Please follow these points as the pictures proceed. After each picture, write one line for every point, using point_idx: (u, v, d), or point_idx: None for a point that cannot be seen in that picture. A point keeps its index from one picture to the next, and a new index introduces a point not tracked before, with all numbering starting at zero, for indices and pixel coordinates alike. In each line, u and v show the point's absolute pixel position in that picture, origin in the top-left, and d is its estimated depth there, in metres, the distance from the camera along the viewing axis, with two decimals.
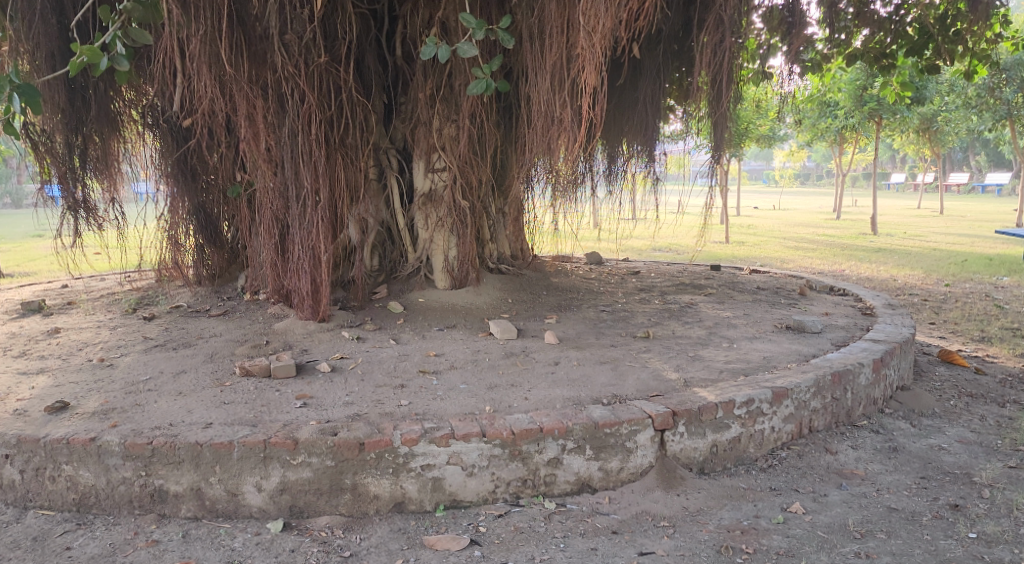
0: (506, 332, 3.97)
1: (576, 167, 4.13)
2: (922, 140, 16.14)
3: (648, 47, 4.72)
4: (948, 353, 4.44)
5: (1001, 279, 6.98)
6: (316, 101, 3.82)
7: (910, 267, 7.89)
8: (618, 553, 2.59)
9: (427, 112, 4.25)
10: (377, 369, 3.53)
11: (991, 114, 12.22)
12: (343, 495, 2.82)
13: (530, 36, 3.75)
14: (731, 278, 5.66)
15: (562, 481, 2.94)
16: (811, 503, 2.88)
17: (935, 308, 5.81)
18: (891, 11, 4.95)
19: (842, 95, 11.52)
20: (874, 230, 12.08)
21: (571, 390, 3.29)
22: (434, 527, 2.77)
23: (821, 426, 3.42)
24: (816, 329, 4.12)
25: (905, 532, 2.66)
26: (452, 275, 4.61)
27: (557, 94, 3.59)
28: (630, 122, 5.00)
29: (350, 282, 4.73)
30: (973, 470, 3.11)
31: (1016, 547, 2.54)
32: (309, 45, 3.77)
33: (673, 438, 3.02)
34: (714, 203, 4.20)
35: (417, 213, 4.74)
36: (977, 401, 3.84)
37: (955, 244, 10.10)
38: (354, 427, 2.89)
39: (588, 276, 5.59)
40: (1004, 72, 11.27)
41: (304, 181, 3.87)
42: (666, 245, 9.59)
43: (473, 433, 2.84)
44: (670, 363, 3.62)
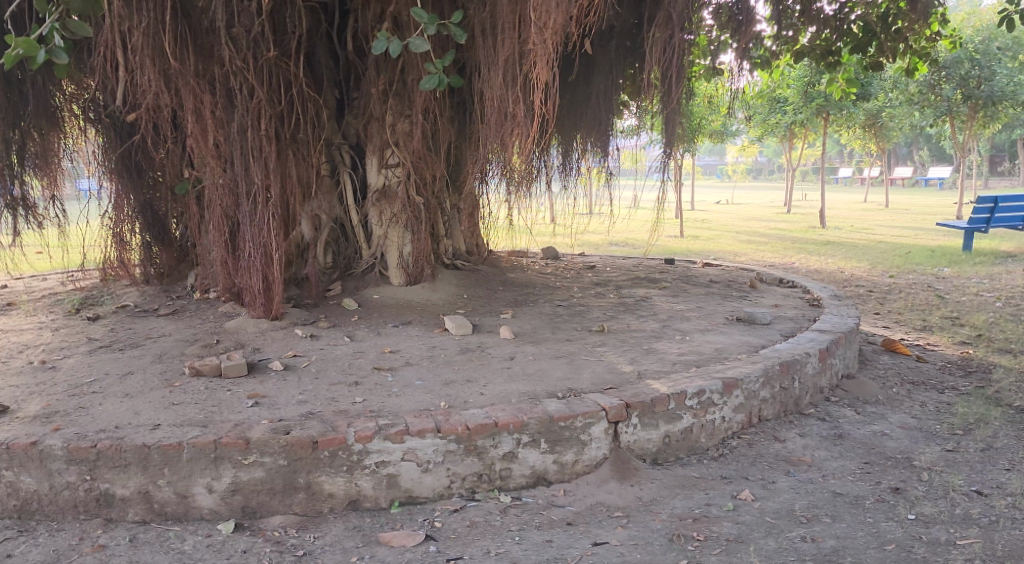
0: (461, 328, 3.97)
1: (529, 164, 4.15)
2: (869, 135, 16.54)
3: (601, 43, 4.76)
4: (891, 342, 4.56)
5: (942, 270, 7.22)
6: (265, 96, 3.76)
7: (857, 259, 8.12)
8: (573, 544, 2.61)
9: (380, 107, 4.21)
10: (331, 366, 3.50)
11: (933, 110, 12.73)
12: (297, 495, 2.79)
13: (482, 32, 3.77)
14: (684, 272, 5.75)
15: (517, 475, 2.95)
16: (760, 490, 2.95)
17: (880, 298, 5.98)
18: (837, 9, 5.04)
19: (792, 91, 11.76)
20: (823, 223, 12.39)
21: (526, 384, 3.30)
22: (390, 524, 2.76)
23: (770, 415, 3.50)
24: (765, 321, 4.21)
25: (849, 516, 2.74)
26: (407, 272, 4.59)
27: (510, 90, 3.58)
28: (584, 118, 5.03)
29: (304, 280, 4.66)
30: (913, 454, 3.22)
31: (952, 527, 2.63)
32: (257, 38, 3.69)
33: (626, 429, 3.07)
34: (666, 197, 4.23)
35: (371, 210, 4.69)
36: (918, 388, 3.97)
37: (899, 236, 10.42)
38: (307, 425, 2.87)
39: (544, 271, 5.62)
40: (942, 70, 12.03)
41: (255, 177, 3.81)
42: (623, 240, 9.63)
43: (428, 429, 2.85)
44: (625, 356, 3.67)
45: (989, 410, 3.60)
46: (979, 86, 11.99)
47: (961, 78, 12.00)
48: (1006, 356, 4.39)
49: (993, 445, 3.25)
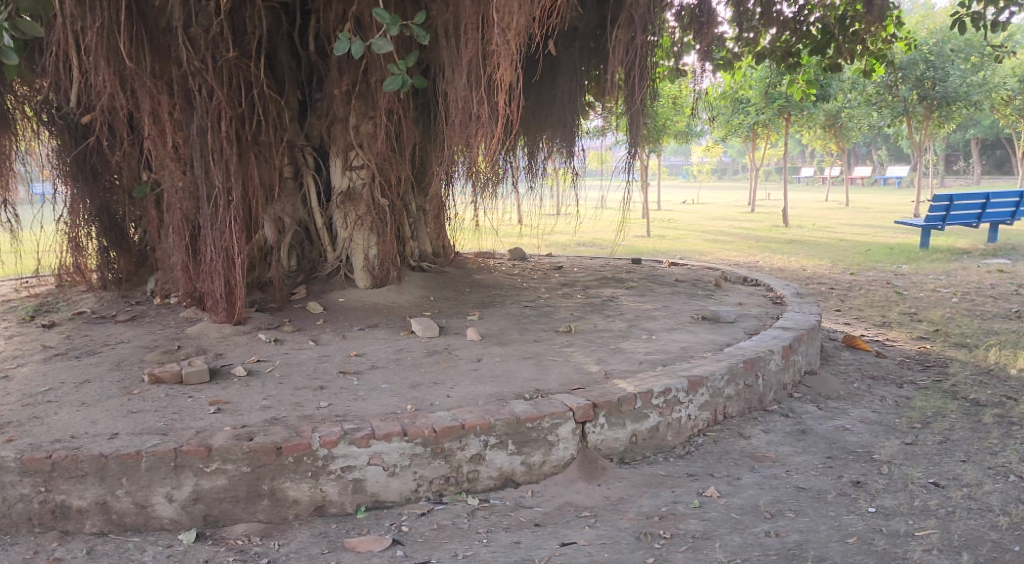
0: (427, 330, 3.95)
1: (495, 166, 4.14)
2: (829, 136, 16.86)
3: (565, 45, 4.78)
4: (852, 338, 4.64)
5: (900, 267, 7.37)
6: (225, 97, 3.70)
7: (820, 257, 8.26)
8: (540, 544, 2.61)
9: (344, 109, 4.18)
10: (296, 371, 3.46)
11: (891, 110, 13.02)
12: (261, 502, 2.75)
13: (446, 33, 3.75)
14: (651, 271, 5.79)
15: (485, 477, 2.94)
16: (726, 487, 2.98)
17: (841, 295, 6.09)
18: (796, 12, 5.11)
19: (754, 92, 11.94)
20: (785, 222, 12.58)
21: (493, 386, 3.30)
22: (356, 529, 2.73)
23: (735, 412, 3.54)
24: (730, 319, 4.26)
25: (812, 510, 2.78)
26: (372, 274, 4.57)
27: (474, 91, 3.57)
28: (549, 118, 5.04)
29: (267, 284, 4.59)
30: (874, 448, 3.28)
31: (911, 519, 2.68)
32: (216, 39, 3.63)
33: (594, 429, 3.08)
34: (632, 197, 4.24)
35: (335, 212, 4.65)
36: (879, 383, 4.05)
37: (859, 234, 10.63)
38: (271, 431, 2.83)
39: (511, 272, 5.63)
40: (899, 71, 12.31)
41: (215, 180, 3.76)
42: (590, 240, 9.66)
43: (394, 432, 2.82)
44: (592, 356, 3.68)
45: (946, 404, 3.68)
46: (933, 87, 12.32)
47: (917, 79, 12.32)
48: (962, 350, 4.50)
49: (949, 437, 3.32)
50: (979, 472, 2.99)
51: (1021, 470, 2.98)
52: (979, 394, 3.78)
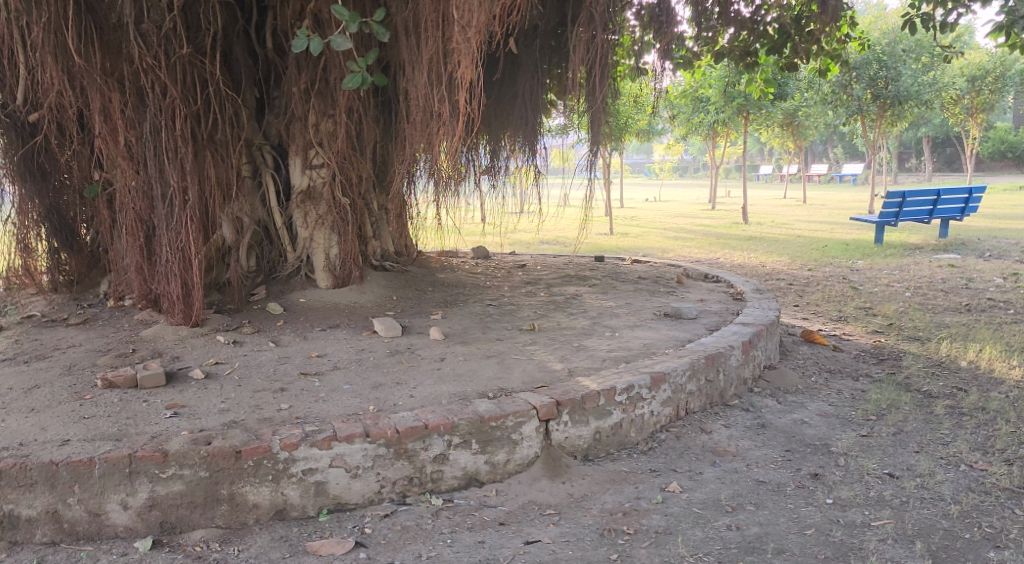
0: (390, 330, 3.92)
1: (457, 163, 4.12)
2: (787, 134, 17.16)
3: (525, 43, 4.77)
4: (810, 332, 4.73)
5: (856, 263, 7.54)
6: (180, 94, 3.63)
7: (779, 253, 8.40)
8: (504, 543, 2.60)
9: (302, 107, 4.13)
10: (255, 373, 3.40)
11: (846, 109, 13.34)
12: (220, 507, 2.70)
13: (405, 30, 3.71)
14: (613, 269, 5.83)
15: (449, 477, 2.93)
16: (688, 482, 3.01)
17: (799, 291, 6.20)
18: (753, 12, 5.18)
19: (714, 91, 12.10)
20: (745, 219, 12.78)
21: (457, 385, 3.28)
22: (318, 532, 2.69)
23: (697, 407, 3.58)
24: (691, 315, 4.31)
25: (772, 503, 2.83)
26: (334, 274, 4.52)
27: (435, 89, 3.55)
28: (509, 118, 5.06)
29: (225, 285, 4.50)
30: (831, 440, 3.35)
31: (866, 509, 2.74)
32: (169, 35, 3.55)
33: (557, 427, 3.09)
34: (594, 195, 4.26)
35: (295, 211, 4.58)
36: (835, 376, 4.14)
37: (816, 231, 10.84)
38: (229, 435, 2.78)
39: (474, 271, 5.61)
40: (853, 70, 12.59)
41: (170, 179, 3.69)
42: (553, 238, 9.69)
43: (356, 433, 2.80)
44: (555, 354, 3.68)
45: (900, 396, 3.77)
46: (886, 87, 12.62)
47: (871, 78, 12.64)
48: (914, 343, 4.61)
49: (903, 429, 3.40)
50: (931, 462, 3.07)
51: (970, 459, 3.07)
52: (931, 386, 3.88)
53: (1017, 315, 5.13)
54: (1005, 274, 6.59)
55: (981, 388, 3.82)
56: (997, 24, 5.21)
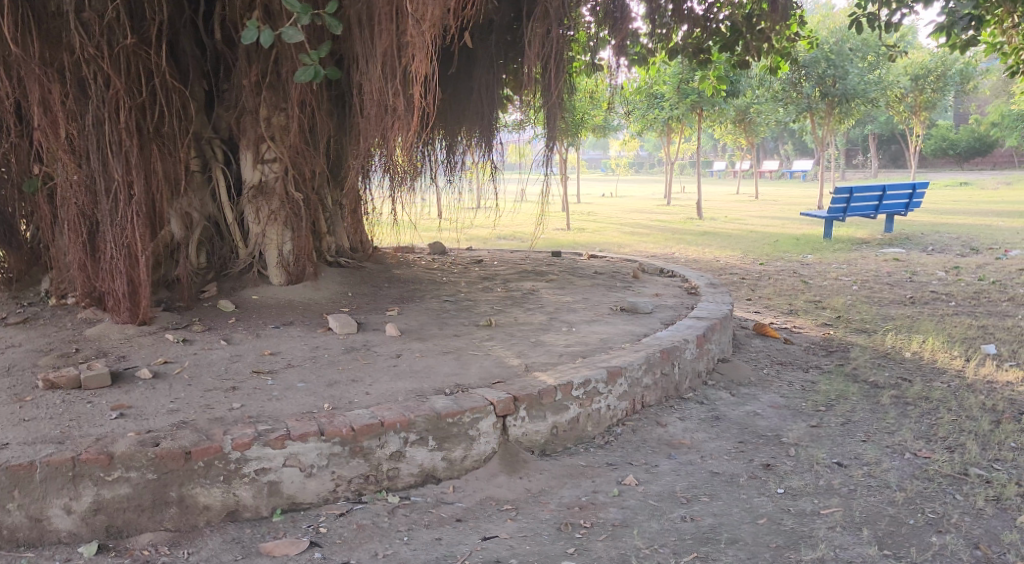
0: (345, 327, 3.87)
1: (412, 158, 4.08)
2: (739, 131, 17.46)
3: (481, 37, 4.73)
4: (762, 326, 4.82)
5: (806, 257, 7.71)
6: (124, 86, 3.53)
7: (732, 248, 8.54)
8: (462, 540, 2.59)
9: (254, 100, 4.07)
10: (205, 372, 3.32)
11: (795, 107, 13.64)
12: (168, 510, 2.63)
13: (359, 23, 3.65)
14: (570, 264, 5.85)
15: (405, 474, 2.90)
16: (644, 475, 3.04)
17: (752, 285, 6.32)
18: (706, 10, 5.24)
19: (668, 87, 12.22)
20: (699, 214, 12.97)
21: (413, 382, 3.26)
22: (272, 533, 2.64)
23: (653, 401, 3.62)
24: (647, 310, 4.36)
25: (725, 494, 2.87)
26: (288, 270, 4.43)
27: (389, 83, 3.51)
28: (465, 113, 5.04)
29: (174, 282, 4.36)
30: (782, 431, 3.42)
31: (816, 498, 2.80)
32: (112, 25, 3.46)
33: (514, 423, 3.09)
34: (550, 191, 4.26)
35: (247, 207, 4.49)
36: (786, 368, 4.23)
37: (768, 226, 11.06)
38: (178, 436, 2.71)
39: (431, 267, 5.56)
40: (803, 69, 12.87)
41: (114, 173, 3.58)
42: (510, 233, 9.68)
43: (310, 432, 2.75)
44: (512, 350, 3.68)
45: (848, 387, 3.86)
46: (834, 84, 12.95)
47: (819, 76, 12.95)
48: (862, 335, 4.73)
49: (851, 419, 3.49)
50: (877, 451, 3.16)
51: (915, 447, 3.16)
52: (877, 376, 3.99)
53: (958, 307, 5.31)
54: (947, 267, 6.81)
55: (925, 378, 3.94)
56: (939, 25, 5.36)
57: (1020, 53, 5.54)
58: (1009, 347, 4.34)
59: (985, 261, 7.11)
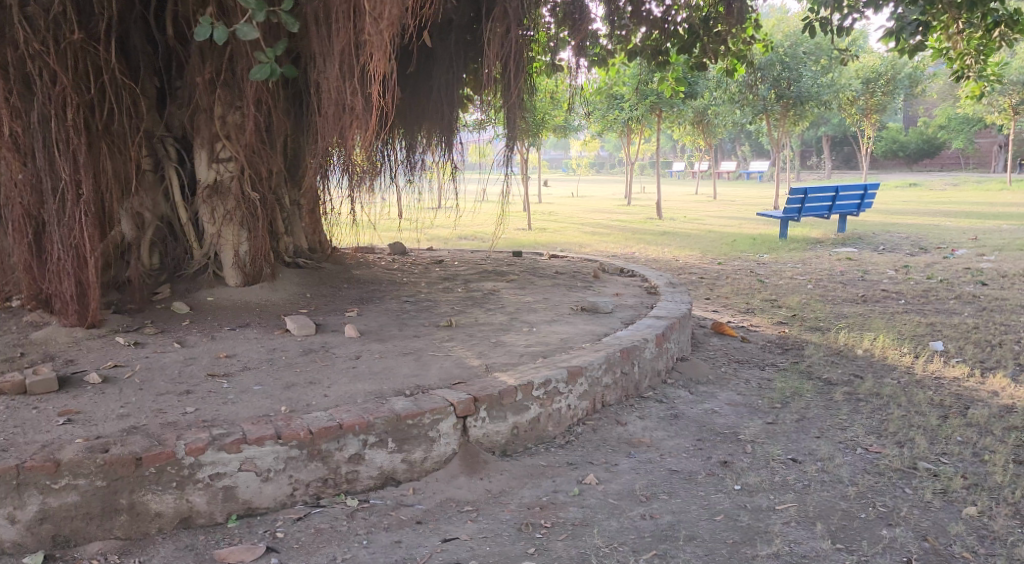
0: (304, 328, 3.82)
1: (372, 157, 4.04)
2: (698, 132, 17.71)
3: (440, 36, 4.72)
4: (720, 324, 4.88)
5: (763, 256, 7.85)
6: (71, 82, 3.43)
7: (691, 247, 8.65)
8: (422, 542, 2.57)
9: (207, 98, 3.99)
10: (158, 376, 3.24)
11: (752, 108, 13.89)
12: (118, 518, 2.56)
13: (316, 21, 3.61)
14: (532, 264, 5.86)
15: (365, 477, 2.87)
16: (604, 474, 3.06)
17: (710, 284, 6.40)
18: (664, 12, 5.30)
19: (628, 89, 12.34)
20: (659, 214, 13.10)
21: (373, 384, 3.23)
22: (226, 539, 2.59)
23: (613, 400, 3.64)
24: (607, 309, 4.38)
25: (684, 491, 2.90)
26: (244, 271, 4.36)
27: (347, 81, 3.48)
28: (425, 112, 5.02)
29: (126, 283, 4.25)
30: (739, 428, 3.47)
31: (772, 494, 2.85)
32: (59, 20, 3.37)
33: (475, 424, 3.08)
34: (511, 191, 4.27)
35: (201, 207, 4.41)
36: (743, 366, 4.29)
37: (726, 226, 11.23)
38: (129, 441, 2.64)
39: (391, 267, 5.52)
40: (759, 71, 13.12)
41: (62, 172, 3.48)
42: (471, 233, 9.65)
43: (267, 436, 2.71)
44: (472, 350, 3.67)
45: (803, 384, 3.94)
46: (789, 87, 13.24)
47: (775, 79, 13.21)
48: (816, 333, 4.83)
49: (805, 415, 3.56)
50: (831, 446, 3.22)
51: (866, 443, 3.24)
52: (831, 374, 4.08)
53: (907, 305, 5.45)
54: (897, 266, 7.00)
55: (876, 375, 4.04)
56: (887, 30, 5.49)
57: (965, 58, 5.71)
58: (956, 344, 4.47)
59: (933, 260, 7.32)
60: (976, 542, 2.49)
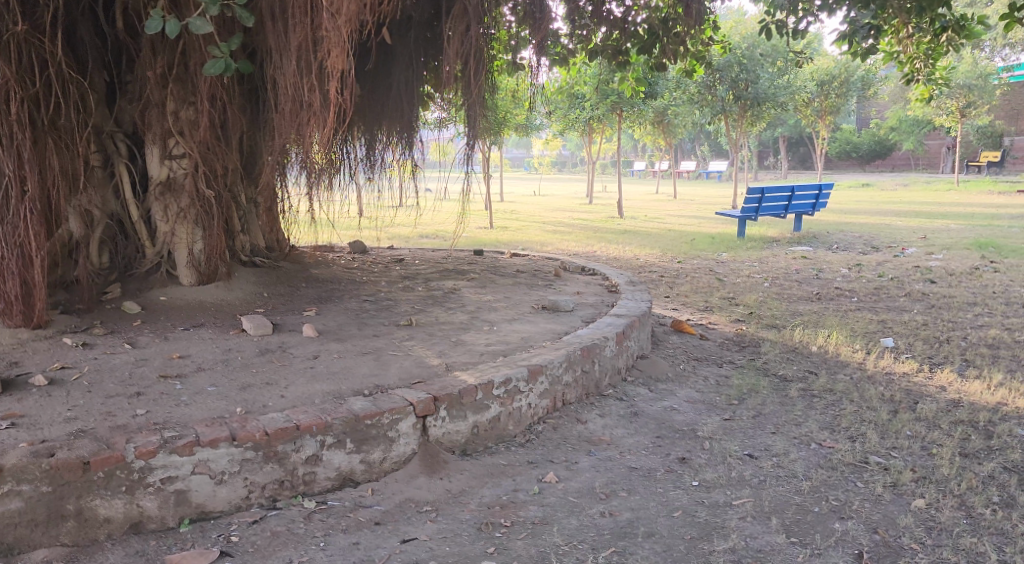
0: (260, 328, 3.75)
1: (330, 154, 4.00)
2: (659, 131, 17.90)
3: (399, 33, 4.68)
4: (679, 322, 4.93)
5: (721, 255, 7.96)
6: (15, 75, 3.32)
7: (651, 246, 8.74)
8: (380, 543, 2.54)
9: (159, 93, 3.90)
10: (107, 378, 3.15)
11: (710, 109, 14.10)
12: (65, 524, 2.48)
13: (271, 16, 3.55)
14: (493, 263, 5.86)
15: (322, 478, 2.83)
16: (564, 472, 3.06)
17: (670, 283, 6.47)
18: (624, 12, 5.33)
19: (589, 89, 12.42)
20: (620, 213, 13.19)
21: (331, 384, 3.18)
22: (179, 544, 2.52)
23: (573, 398, 3.65)
24: (568, 308, 4.39)
25: (643, 488, 2.92)
26: (199, 271, 4.27)
27: (304, 78, 3.43)
28: (386, 110, 4.99)
29: (74, 283, 4.12)
30: (698, 425, 3.50)
31: (729, 490, 2.89)
32: (2, 10, 3.25)
33: (435, 423, 3.06)
34: (472, 189, 4.25)
35: (153, 204, 4.30)
36: (702, 363, 4.34)
37: (686, 225, 11.37)
38: (76, 445, 2.56)
39: (350, 266, 5.46)
40: (717, 72, 13.33)
41: (5, 168, 3.36)
42: (433, 232, 9.58)
43: (221, 438, 2.65)
44: (432, 349, 3.65)
45: (759, 381, 4.00)
46: (746, 88, 13.45)
47: (733, 80, 13.43)
48: (772, 331, 4.91)
49: (762, 411, 3.61)
50: (786, 442, 3.28)
51: (820, 438, 3.30)
52: (786, 371, 4.15)
53: (860, 302, 5.58)
54: (851, 264, 7.16)
55: (829, 371, 4.12)
56: (841, 32, 5.61)
57: (914, 62, 5.85)
58: (906, 340, 4.59)
59: (885, 258, 7.50)
60: (924, 533, 2.55)
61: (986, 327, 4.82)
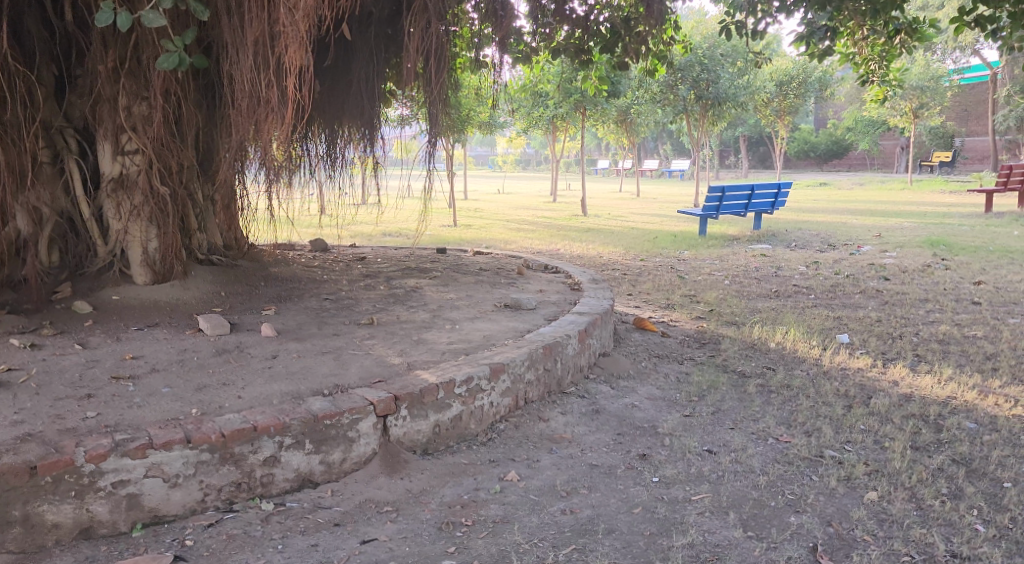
0: (217, 328, 3.69)
1: (288, 151, 3.95)
2: (623, 131, 18.05)
3: (359, 29, 4.65)
4: (641, 320, 4.96)
5: (683, 253, 8.04)
6: None
7: (614, 244, 8.79)
8: (339, 545, 2.51)
9: (111, 87, 3.82)
10: (56, 380, 3.07)
11: (672, 108, 14.25)
12: (11, 530, 2.41)
13: (227, 10, 3.49)
14: (456, 261, 5.84)
15: (280, 480, 2.79)
16: (526, 470, 3.06)
17: (632, 281, 6.51)
18: (586, 12, 5.34)
19: (552, 88, 12.48)
20: (584, 212, 13.25)
21: (289, 384, 3.14)
22: (131, 549, 2.47)
23: (535, 396, 3.65)
24: (531, 307, 4.40)
25: (603, 485, 2.93)
26: (153, 269, 4.19)
27: (261, 74, 3.38)
28: (347, 106, 4.95)
29: (22, 282, 4.00)
30: (658, 422, 3.53)
31: (688, 486, 2.91)
32: None
33: (395, 422, 3.03)
34: (434, 187, 4.22)
35: (106, 201, 4.21)
36: (663, 361, 4.38)
37: (649, 223, 11.46)
38: (22, 449, 2.49)
39: (311, 264, 5.40)
40: (679, 72, 13.49)
41: None
42: (394, 232, 9.35)
43: (175, 440, 2.60)
44: (393, 348, 3.62)
45: (719, 377, 4.04)
46: (708, 88, 13.59)
47: (694, 80, 13.60)
48: (731, 328, 4.97)
49: (720, 408, 3.66)
50: (744, 438, 3.32)
51: (777, 433, 3.35)
52: (745, 367, 4.21)
53: (817, 299, 5.68)
54: (808, 262, 7.29)
55: (787, 367, 4.18)
56: (799, 33, 5.69)
57: (869, 64, 5.97)
58: (860, 336, 4.68)
59: (841, 256, 7.65)
60: (876, 526, 2.60)
61: (937, 323, 4.94)
